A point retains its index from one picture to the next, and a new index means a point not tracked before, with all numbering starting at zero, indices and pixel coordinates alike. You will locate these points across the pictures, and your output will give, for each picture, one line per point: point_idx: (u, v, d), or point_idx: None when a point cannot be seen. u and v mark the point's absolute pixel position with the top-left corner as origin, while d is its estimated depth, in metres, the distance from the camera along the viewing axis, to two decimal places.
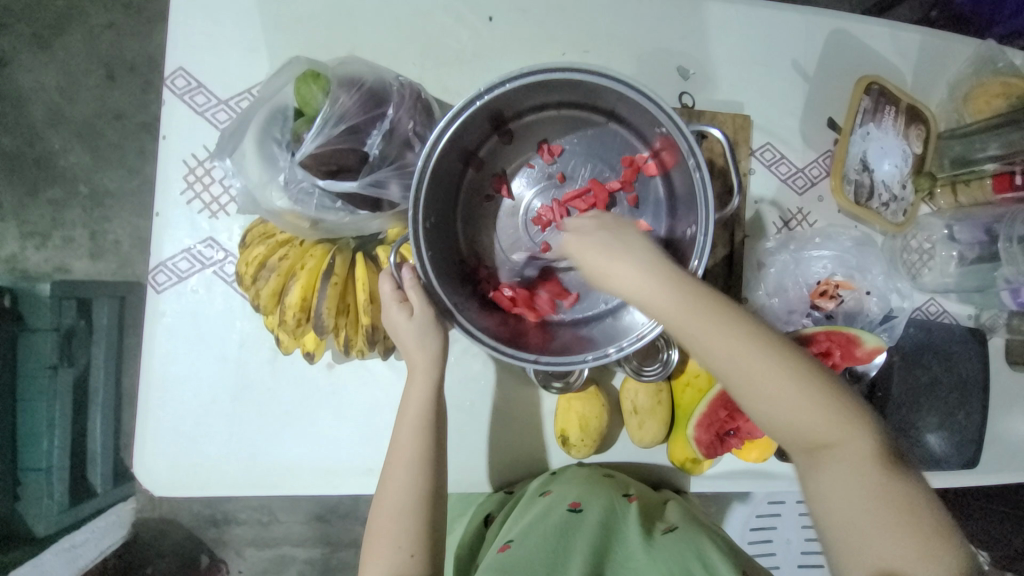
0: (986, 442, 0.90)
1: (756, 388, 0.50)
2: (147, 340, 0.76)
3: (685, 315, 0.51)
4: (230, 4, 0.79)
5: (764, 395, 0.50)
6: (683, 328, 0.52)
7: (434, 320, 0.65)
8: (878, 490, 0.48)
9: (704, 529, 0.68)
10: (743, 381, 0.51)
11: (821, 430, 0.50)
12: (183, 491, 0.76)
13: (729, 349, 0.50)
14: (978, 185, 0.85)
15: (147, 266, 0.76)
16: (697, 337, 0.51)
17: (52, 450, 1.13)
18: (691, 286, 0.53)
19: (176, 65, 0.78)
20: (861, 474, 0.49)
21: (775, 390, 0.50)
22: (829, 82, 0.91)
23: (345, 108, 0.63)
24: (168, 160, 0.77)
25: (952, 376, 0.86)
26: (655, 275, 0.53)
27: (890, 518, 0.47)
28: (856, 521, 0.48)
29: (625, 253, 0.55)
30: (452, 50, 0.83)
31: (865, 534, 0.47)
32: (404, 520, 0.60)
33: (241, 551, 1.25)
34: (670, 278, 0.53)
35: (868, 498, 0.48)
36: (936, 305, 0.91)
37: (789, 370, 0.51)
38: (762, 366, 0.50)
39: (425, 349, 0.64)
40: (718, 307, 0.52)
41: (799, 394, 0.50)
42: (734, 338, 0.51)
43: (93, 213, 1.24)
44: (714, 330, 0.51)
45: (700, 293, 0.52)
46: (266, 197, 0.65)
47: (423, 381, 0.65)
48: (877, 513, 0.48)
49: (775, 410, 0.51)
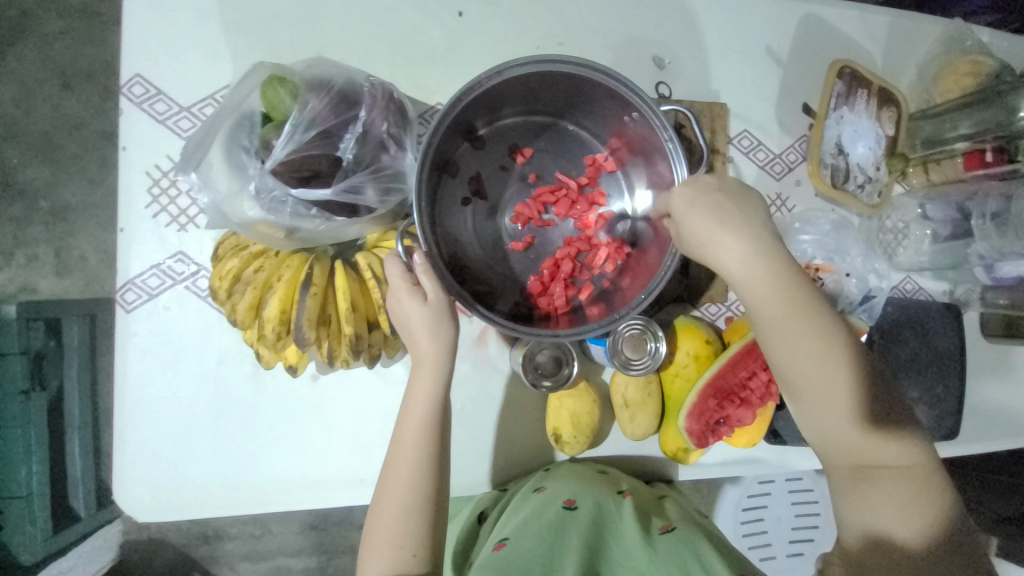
0: (965, 412, 0.93)
1: (822, 384, 0.56)
2: (119, 361, 0.73)
3: (775, 304, 0.56)
4: (187, 5, 0.75)
5: (826, 394, 0.57)
6: (769, 315, 0.56)
7: (447, 310, 0.61)
8: (895, 478, 0.57)
9: (704, 532, 0.69)
10: (807, 375, 0.57)
11: (869, 434, 0.57)
12: (166, 514, 0.74)
13: (807, 347, 0.56)
14: (950, 162, 0.88)
15: (115, 284, 0.73)
16: (781, 329, 0.56)
17: (32, 476, 1.10)
18: (793, 281, 0.56)
19: (132, 72, 0.74)
20: (892, 479, 0.57)
21: (841, 390, 0.56)
22: (803, 67, 0.91)
23: (316, 112, 0.61)
24: (130, 172, 0.74)
25: (930, 351, 0.88)
26: (760, 264, 0.56)
27: (900, 517, 0.57)
28: (867, 491, 0.58)
29: (739, 235, 0.56)
30: (423, 46, 0.80)
31: (873, 505, 0.57)
32: (408, 520, 0.57)
33: (235, 565, 1.22)
34: (777, 272, 0.56)
35: (889, 498, 0.57)
36: (912, 283, 0.92)
37: (854, 377, 0.57)
38: (837, 369, 0.56)
39: (436, 339, 0.60)
40: (813, 307, 0.56)
41: (857, 400, 0.57)
42: (816, 338, 0.56)
43: (56, 228, 1.18)
44: (800, 324, 0.56)
45: (800, 288, 0.56)
46: (235, 208, 0.62)
47: (432, 374, 0.60)
48: (892, 510, 0.57)
49: (831, 407, 0.57)
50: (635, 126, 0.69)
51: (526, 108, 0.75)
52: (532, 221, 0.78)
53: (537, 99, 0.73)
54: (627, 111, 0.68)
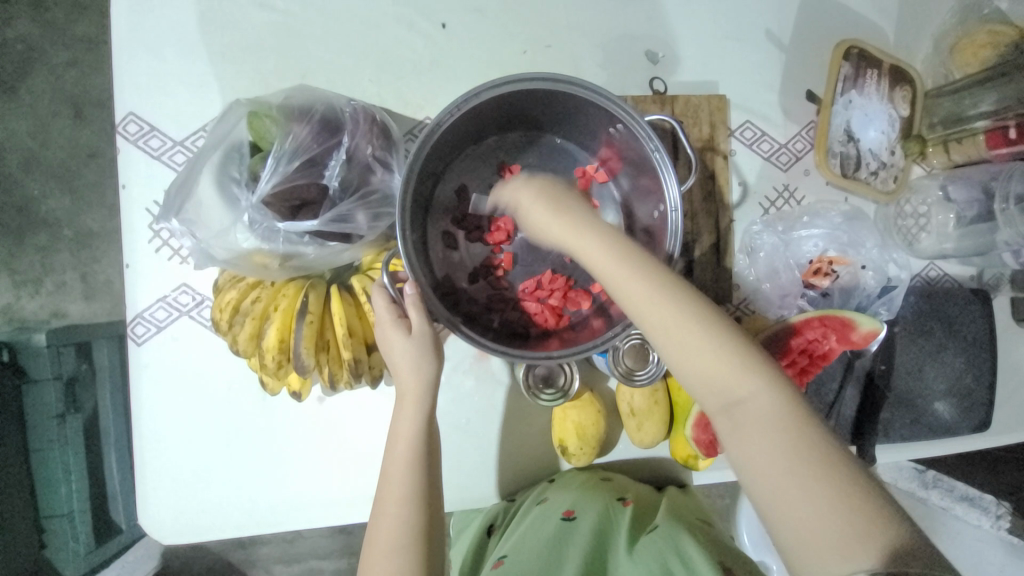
0: (998, 402, 0.87)
1: (700, 371, 0.48)
2: (134, 393, 0.76)
3: (617, 268, 0.52)
4: (176, 40, 0.76)
5: (691, 358, 0.48)
6: (629, 296, 0.51)
7: (431, 345, 0.60)
8: (793, 452, 0.44)
9: (688, 526, 0.67)
10: (687, 366, 0.48)
11: (750, 400, 0.46)
12: (189, 537, 0.77)
13: (663, 317, 0.49)
14: (970, 141, 0.81)
15: (124, 319, 0.76)
16: (642, 312, 0.50)
17: (72, 494, 1.14)
18: (645, 267, 0.52)
19: (127, 111, 0.76)
20: (822, 477, 0.43)
21: (700, 349, 0.48)
22: (807, 50, 0.86)
23: (300, 142, 0.62)
24: (131, 211, 0.76)
25: (958, 340, 0.83)
26: (612, 257, 0.52)
27: (846, 531, 0.40)
28: (773, 477, 0.44)
29: (582, 232, 0.55)
30: (407, 61, 0.79)
31: (782, 489, 0.43)
32: (400, 558, 0.56)
33: (270, 568, 1.26)
34: (615, 242, 0.54)
35: (825, 505, 0.42)
36: (936, 270, 0.87)
37: (736, 359, 0.48)
38: (708, 353, 0.48)
39: (420, 374, 0.59)
40: (674, 285, 0.51)
41: (727, 358, 0.48)
42: (679, 320, 0.49)
43: (80, 254, 1.23)
44: (645, 282, 0.51)
45: (644, 262, 0.52)
46: (229, 241, 0.63)
47: (414, 410, 0.60)
48: (838, 526, 0.41)
49: (702, 374, 0.48)
50: (621, 137, 0.67)
51: (507, 126, 0.74)
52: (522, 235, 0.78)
53: (520, 117, 0.72)
54: (611, 123, 0.66)
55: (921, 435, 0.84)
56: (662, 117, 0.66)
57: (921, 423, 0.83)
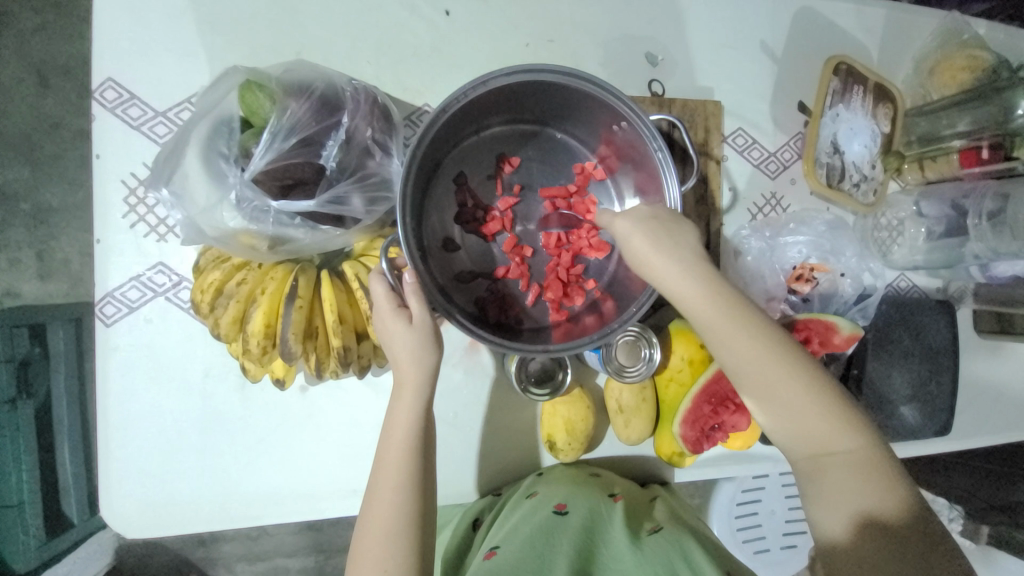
0: (959, 409, 0.92)
1: (778, 403, 0.54)
2: (101, 376, 0.71)
3: (708, 306, 0.55)
4: (161, 4, 0.72)
5: (768, 392, 0.54)
6: (716, 335, 0.55)
7: (432, 334, 0.59)
8: (852, 476, 0.52)
9: (691, 533, 0.68)
10: (750, 372, 0.54)
11: (821, 432, 0.53)
12: (155, 530, 0.73)
13: (751, 356, 0.54)
14: (944, 160, 0.85)
15: (93, 298, 0.71)
16: (712, 328, 0.55)
17: (22, 485, 1.06)
18: (732, 294, 0.56)
19: (104, 76, 0.71)
20: (853, 477, 0.51)
21: (776, 384, 0.54)
22: (799, 63, 0.89)
23: (296, 119, 0.59)
24: (105, 183, 0.72)
25: (923, 348, 0.87)
26: (695, 277, 0.56)
27: (859, 510, 0.51)
28: (831, 493, 0.52)
29: (670, 249, 0.58)
30: (408, 45, 0.78)
31: (834, 505, 0.52)
32: (392, 547, 0.54)
33: (232, 567, 1.20)
34: (707, 280, 0.56)
35: (848, 491, 0.51)
36: (906, 281, 0.91)
37: (808, 394, 0.53)
38: (779, 375, 0.53)
39: (419, 363, 0.58)
40: (760, 326, 0.55)
41: (802, 394, 0.53)
42: (756, 339, 0.54)
43: (37, 230, 1.14)
44: (735, 325, 0.54)
45: (733, 301, 0.55)
46: (214, 219, 0.60)
47: (412, 399, 0.59)
48: (851, 507, 0.51)
49: (780, 406, 0.54)
50: (624, 135, 0.68)
51: (510, 119, 0.74)
52: (519, 228, 0.78)
53: (523, 108, 0.71)
54: (616, 121, 0.67)
55: (888, 437, 0.87)
56: (666, 117, 0.67)
57: (889, 427, 0.86)
